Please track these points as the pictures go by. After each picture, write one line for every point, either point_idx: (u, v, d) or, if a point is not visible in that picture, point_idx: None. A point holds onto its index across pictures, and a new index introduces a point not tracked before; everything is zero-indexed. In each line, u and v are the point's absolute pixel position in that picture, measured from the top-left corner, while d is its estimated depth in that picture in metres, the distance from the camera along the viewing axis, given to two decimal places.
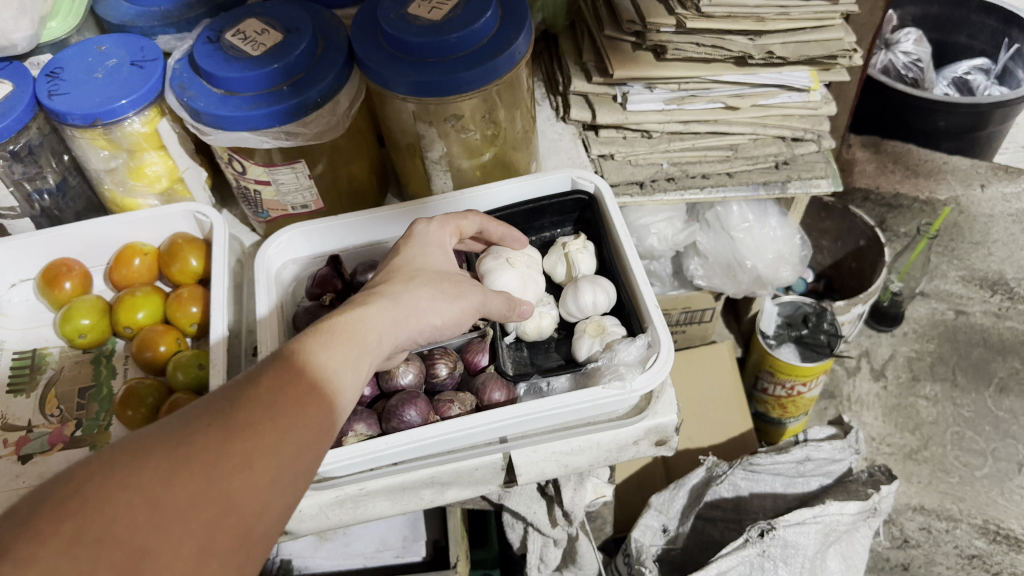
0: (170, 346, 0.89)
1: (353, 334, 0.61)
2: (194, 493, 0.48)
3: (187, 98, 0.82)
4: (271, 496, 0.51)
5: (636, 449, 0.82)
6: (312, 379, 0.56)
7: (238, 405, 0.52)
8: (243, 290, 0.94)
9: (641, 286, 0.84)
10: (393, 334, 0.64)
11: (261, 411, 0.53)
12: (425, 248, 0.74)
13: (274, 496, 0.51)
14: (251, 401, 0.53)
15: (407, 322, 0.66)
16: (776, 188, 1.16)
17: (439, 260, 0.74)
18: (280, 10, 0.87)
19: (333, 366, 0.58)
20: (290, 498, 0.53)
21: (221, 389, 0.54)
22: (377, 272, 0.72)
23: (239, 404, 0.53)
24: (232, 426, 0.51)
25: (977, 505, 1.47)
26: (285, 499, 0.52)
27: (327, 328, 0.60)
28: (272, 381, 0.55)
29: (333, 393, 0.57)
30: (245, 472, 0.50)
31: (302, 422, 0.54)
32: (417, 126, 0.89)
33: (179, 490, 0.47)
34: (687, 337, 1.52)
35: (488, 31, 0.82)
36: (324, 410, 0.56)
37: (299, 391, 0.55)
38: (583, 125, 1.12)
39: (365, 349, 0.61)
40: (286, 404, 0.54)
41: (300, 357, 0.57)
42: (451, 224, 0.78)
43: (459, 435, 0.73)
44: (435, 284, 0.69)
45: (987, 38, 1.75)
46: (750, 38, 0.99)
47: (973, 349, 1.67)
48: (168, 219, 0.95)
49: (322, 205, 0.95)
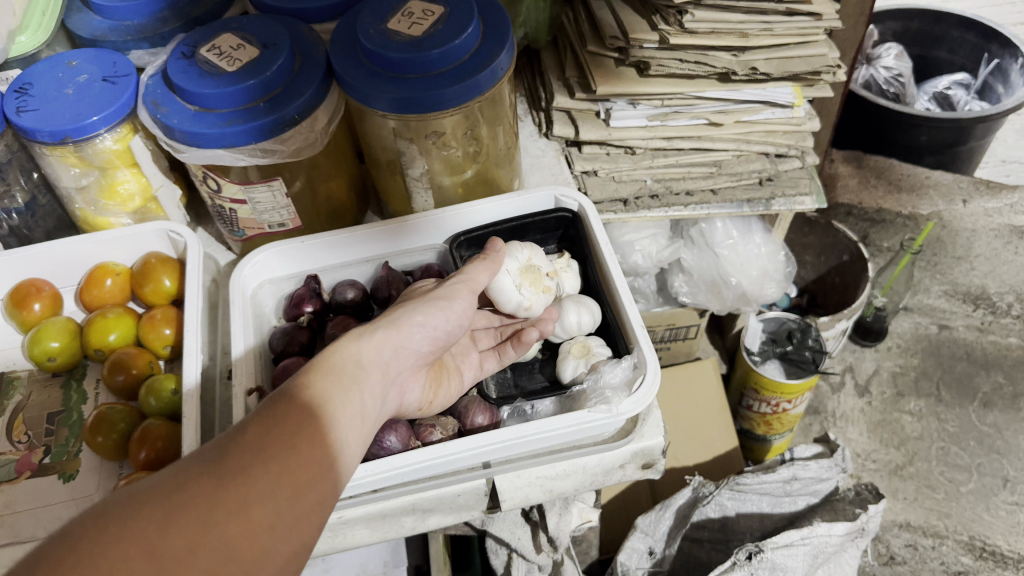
0: (143, 369, 0.86)
1: (337, 365, 0.59)
2: (189, 544, 0.46)
3: (160, 115, 0.80)
4: (271, 541, 0.49)
5: (623, 472, 0.80)
6: (304, 416, 0.54)
7: (229, 450, 0.50)
8: (218, 310, 0.92)
9: (626, 306, 0.82)
10: (377, 352, 0.62)
11: (254, 455, 0.50)
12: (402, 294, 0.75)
13: (274, 542, 0.49)
14: (241, 445, 0.50)
15: (387, 335, 0.63)
16: (760, 205, 1.16)
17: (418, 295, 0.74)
18: (257, 25, 0.85)
19: (323, 400, 0.56)
20: (295, 541, 0.50)
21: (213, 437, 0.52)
22: None
23: (230, 449, 0.50)
24: (224, 472, 0.49)
25: (963, 521, 1.47)
26: (288, 542, 0.50)
27: (311, 365, 0.58)
28: (262, 421, 0.52)
29: (328, 427, 0.55)
30: (241, 519, 0.48)
31: (298, 462, 0.51)
32: (397, 142, 0.88)
33: (172, 542, 0.45)
34: (672, 354, 1.51)
35: (470, 46, 0.81)
36: (321, 447, 0.53)
37: (291, 429, 0.53)
38: (566, 141, 1.11)
39: (352, 377, 0.59)
40: (278, 443, 0.51)
41: (288, 397, 0.55)
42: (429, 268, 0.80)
43: (440, 461, 0.71)
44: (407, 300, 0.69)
45: (968, 53, 1.76)
46: (733, 54, 0.99)
47: (956, 363, 1.67)
48: (141, 238, 0.93)
49: (299, 223, 0.92)
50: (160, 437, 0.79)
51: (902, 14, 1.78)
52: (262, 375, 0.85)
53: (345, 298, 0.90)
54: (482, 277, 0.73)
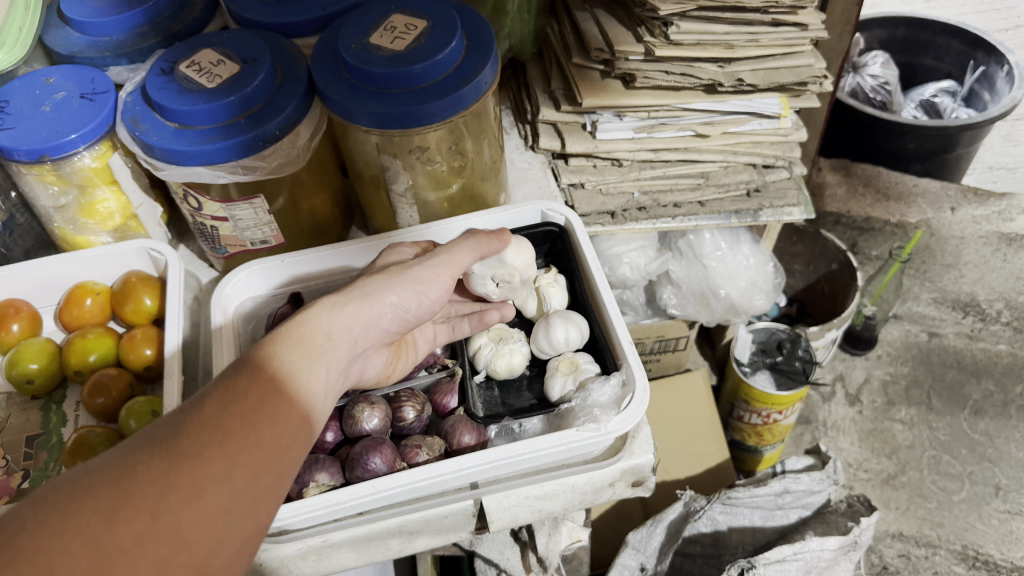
0: (123, 390, 0.85)
1: (299, 338, 0.57)
2: (139, 531, 0.44)
3: (139, 132, 0.79)
4: (227, 525, 0.48)
5: (612, 490, 0.79)
6: (264, 392, 0.52)
7: (184, 431, 0.49)
8: (200, 330, 0.90)
9: (615, 321, 0.81)
10: (344, 327, 0.60)
11: (209, 435, 0.49)
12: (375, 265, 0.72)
13: (229, 526, 0.48)
14: (196, 426, 0.49)
15: (356, 310, 0.61)
16: (748, 216, 1.16)
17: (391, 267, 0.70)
18: (237, 40, 0.83)
19: (285, 374, 0.54)
20: (250, 525, 0.49)
21: (167, 416, 0.50)
22: None
23: (184, 429, 0.49)
24: (179, 454, 0.47)
25: (956, 531, 1.46)
26: (244, 525, 0.49)
27: (272, 337, 0.56)
28: (218, 399, 0.51)
29: (289, 404, 0.53)
30: (196, 503, 0.46)
31: (256, 441, 0.50)
32: (381, 158, 0.86)
33: (121, 529, 0.44)
34: (662, 366, 1.50)
35: (453, 60, 0.80)
36: (280, 424, 0.52)
37: (250, 406, 0.51)
38: (553, 154, 1.10)
39: (316, 352, 0.57)
40: (235, 423, 0.50)
41: (247, 372, 0.53)
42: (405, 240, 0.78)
43: (427, 484, 0.70)
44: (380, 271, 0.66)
45: (953, 60, 1.77)
46: (719, 65, 0.98)
47: (947, 371, 1.66)
48: (121, 257, 0.91)
49: (282, 240, 0.91)
50: None
51: (888, 22, 1.78)
52: None
53: None
54: (467, 259, 0.71)
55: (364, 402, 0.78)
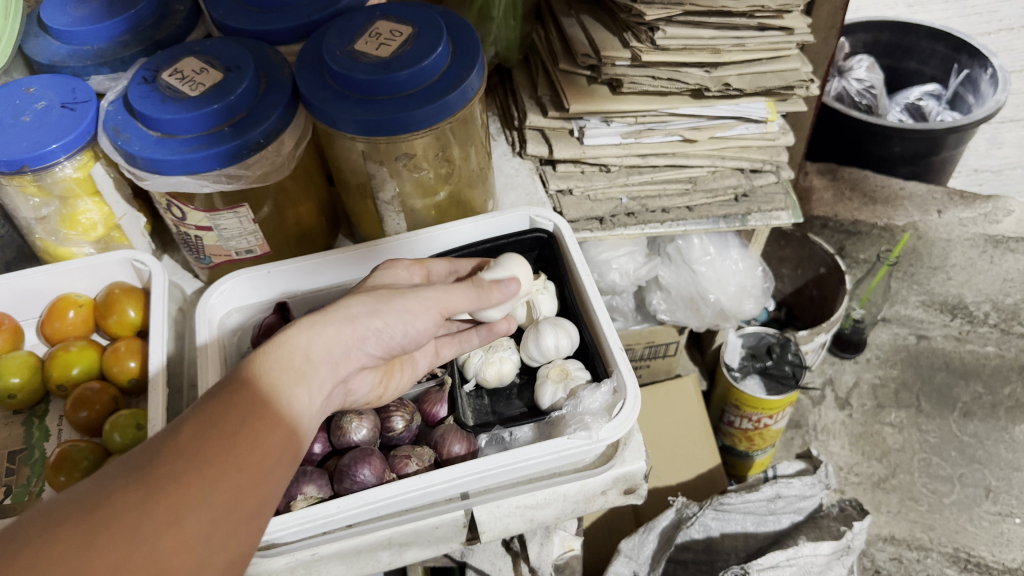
0: (107, 403, 0.83)
1: (281, 358, 0.55)
2: (115, 563, 0.43)
3: (121, 142, 0.78)
4: (207, 553, 0.47)
5: (605, 498, 0.78)
6: (245, 415, 0.51)
7: (161, 456, 0.47)
8: (185, 341, 0.89)
9: (605, 328, 0.80)
10: (327, 348, 0.58)
11: (187, 460, 0.47)
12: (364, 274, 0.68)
13: (208, 553, 0.47)
14: (174, 451, 0.48)
15: (340, 331, 0.59)
16: (736, 221, 1.15)
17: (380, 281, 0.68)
18: (220, 47, 0.82)
19: (267, 396, 0.53)
20: (230, 551, 0.48)
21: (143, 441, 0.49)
22: None
23: (161, 455, 0.47)
24: (156, 481, 0.46)
25: (948, 533, 1.46)
26: (224, 551, 0.48)
27: (253, 357, 0.55)
28: (196, 423, 0.49)
29: (270, 426, 0.52)
30: (173, 532, 0.45)
31: (235, 466, 0.49)
32: (367, 165, 0.85)
33: (97, 562, 0.42)
34: (652, 371, 1.50)
35: (439, 67, 0.79)
36: (261, 447, 0.51)
37: (230, 430, 0.50)
38: (540, 160, 1.09)
39: (298, 373, 0.55)
40: (214, 447, 0.48)
41: (228, 393, 0.52)
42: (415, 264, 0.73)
43: (417, 494, 0.69)
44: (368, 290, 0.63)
45: (937, 64, 1.78)
46: (706, 70, 0.98)
47: (936, 373, 1.67)
48: (105, 268, 0.90)
49: (267, 249, 0.90)
50: None
51: (872, 26, 1.79)
52: None
53: None
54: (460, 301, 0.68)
55: (352, 413, 0.77)
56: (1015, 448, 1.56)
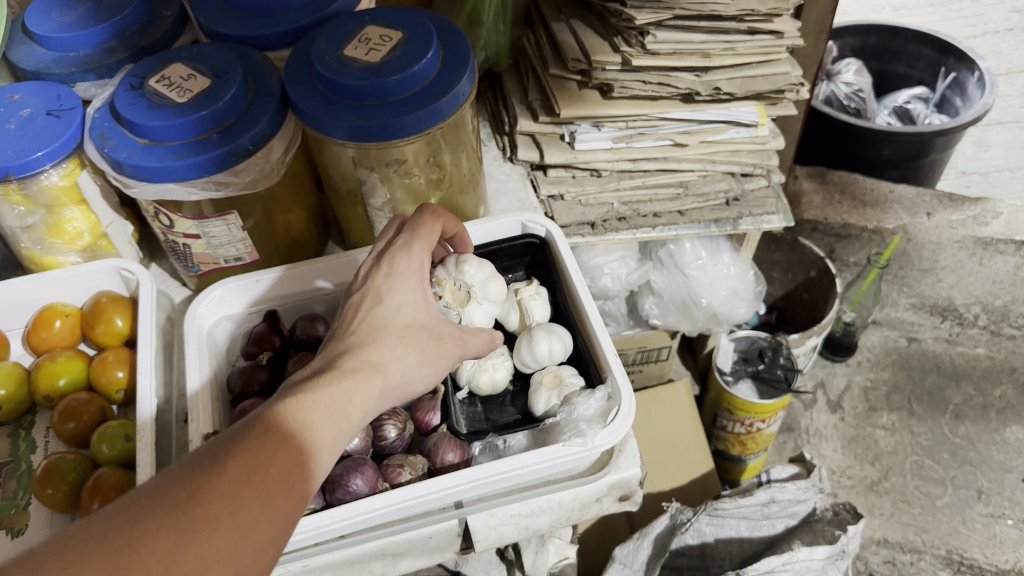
0: (95, 414, 0.82)
1: (332, 409, 0.56)
2: None
3: (108, 149, 0.77)
4: None
5: (600, 506, 0.78)
6: (287, 464, 0.52)
7: (198, 497, 0.48)
8: (174, 350, 0.88)
9: (599, 335, 0.80)
10: (374, 406, 0.60)
11: (224, 506, 0.48)
12: (411, 293, 0.66)
13: None
14: (211, 494, 0.48)
15: (389, 392, 0.61)
16: (728, 225, 1.15)
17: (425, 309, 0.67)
18: (208, 53, 0.82)
19: (312, 448, 0.54)
20: None
21: (182, 470, 0.50)
22: (354, 313, 0.64)
23: (200, 495, 0.48)
24: (189, 526, 0.47)
25: (941, 536, 1.46)
26: None
27: (307, 400, 0.55)
28: (240, 465, 0.50)
29: (308, 478, 0.53)
30: None
31: (269, 518, 0.50)
32: (357, 171, 0.85)
33: None
34: (644, 376, 1.49)
35: (429, 72, 0.78)
36: (295, 500, 0.52)
37: (268, 479, 0.51)
38: (531, 165, 1.09)
39: (345, 428, 0.57)
40: (250, 496, 0.49)
41: (272, 436, 0.53)
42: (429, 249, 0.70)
43: (410, 504, 0.68)
44: (422, 347, 0.64)
45: (925, 67, 1.78)
46: (696, 74, 0.98)
47: (927, 376, 1.67)
48: (92, 277, 0.89)
49: (256, 256, 0.89)
50: (113, 487, 0.75)
51: (859, 30, 1.79)
52: (220, 418, 0.81)
53: (306, 333, 0.87)
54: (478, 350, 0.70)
55: None
56: (1006, 449, 1.57)
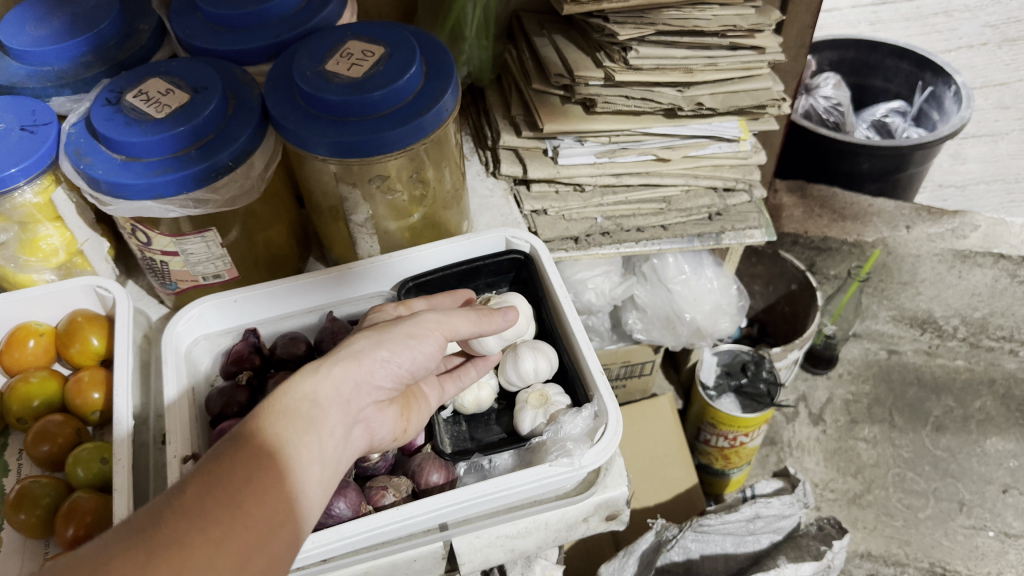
0: (70, 437, 0.80)
1: (285, 406, 0.55)
2: None
3: (83, 165, 0.75)
4: None
5: (587, 525, 0.77)
6: (250, 469, 0.51)
7: (162, 520, 0.48)
8: (151, 369, 0.86)
9: (585, 351, 0.79)
10: (335, 388, 0.58)
11: (189, 521, 0.48)
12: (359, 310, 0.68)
13: None
14: (174, 514, 0.48)
15: (347, 368, 0.59)
16: (711, 240, 1.16)
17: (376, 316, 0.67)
18: (186, 68, 0.80)
19: (271, 446, 0.53)
20: None
21: (150, 503, 0.50)
22: None
23: (164, 518, 0.48)
24: (156, 546, 0.47)
25: (923, 548, 1.47)
26: None
27: (259, 408, 0.55)
28: (199, 483, 0.50)
29: (280, 479, 0.52)
30: None
31: (239, 524, 0.49)
32: (339, 188, 0.84)
33: None
34: (628, 391, 1.49)
35: (412, 87, 0.78)
36: (268, 501, 0.51)
37: (231, 486, 0.50)
38: (514, 180, 1.08)
39: (307, 419, 0.55)
40: (215, 506, 0.49)
41: (231, 449, 0.52)
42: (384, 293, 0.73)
43: (394, 528, 0.67)
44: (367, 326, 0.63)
45: (902, 81, 1.80)
46: (679, 89, 0.97)
47: (908, 389, 1.70)
48: (67, 296, 0.87)
49: (236, 273, 0.88)
50: (89, 511, 0.73)
51: (837, 44, 1.81)
52: (199, 440, 0.79)
53: (287, 351, 0.85)
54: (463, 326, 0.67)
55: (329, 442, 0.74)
56: (986, 461, 1.60)
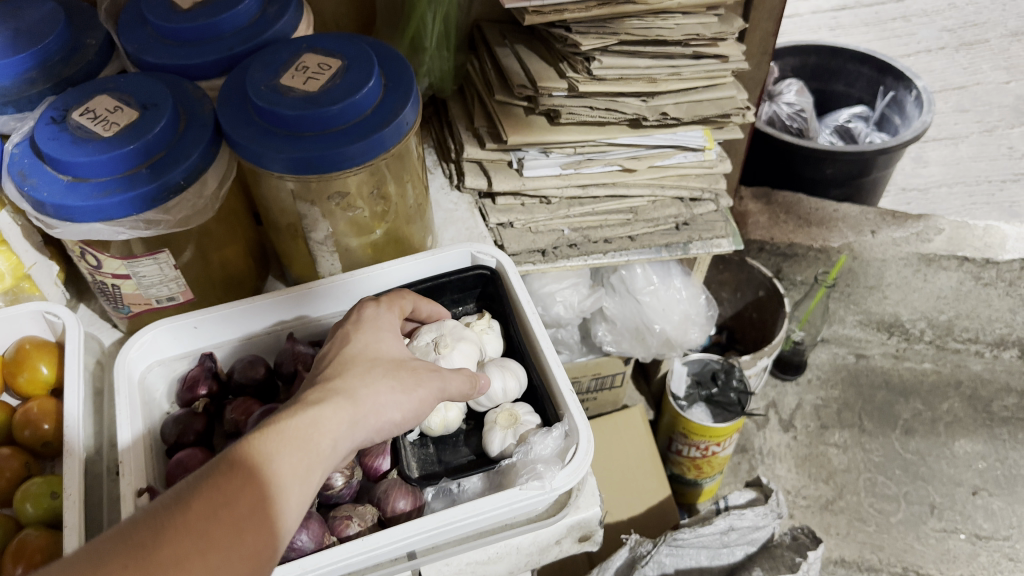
0: (18, 470, 0.77)
1: (303, 440, 0.54)
2: None
3: (28, 187, 0.72)
4: None
5: (559, 547, 0.75)
6: (256, 501, 0.50)
7: (163, 538, 0.47)
8: (104, 397, 0.83)
9: (554, 368, 0.77)
10: (351, 436, 0.57)
11: (192, 545, 0.47)
12: (379, 332, 0.65)
13: None
14: (177, 535, 0.47)
15: (366, 420, 0.58)
16: (678, 249, 1.14)
17: (395, 346, 0.65)
18: (136, 84, 0.77)
19: (283, 479, 0.52)
20: None
21: (147, 510, 0.49)
22: (323, 358, 0.63)
23: (166, 535, 0.47)
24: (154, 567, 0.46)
25: (896, 553, 1.48)
26: None
27: (276, 433, 0.53)
28: (206, 502, 0.49)
29: (279, 515, 0.51)
30: None
31: (238, 557, 0.48)
32: (298, 206, 0.81)
33: None
34: (598, 403, 1.48)
35: (371, 100, 0.75)
36: (266, 536, 0.50)
37: (236, 516, 0.49)
38: (479, 193, 1.06)
39: (317, 460, 0.54)
40: (219, 535, 0.48)
41: (241, 473, 0.51)
42: (396, 304, 0.71)
43: (357, 559, 0.64)
44: (394, 373, 0.61)
45: (864, 86, 1.81)
46: (643, 99, 0.96)
47: (877, 393, 1.71)
48: (14, 324, 0.83)
49: (191, 295, 0.84)
50: (38, 549, 0.69)
51: (800, 50, 1.81)
52: (154, 471, 0.76)
53: (244, 376, 0.82)
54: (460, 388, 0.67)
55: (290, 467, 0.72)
56: (956, 463, 1.61)
